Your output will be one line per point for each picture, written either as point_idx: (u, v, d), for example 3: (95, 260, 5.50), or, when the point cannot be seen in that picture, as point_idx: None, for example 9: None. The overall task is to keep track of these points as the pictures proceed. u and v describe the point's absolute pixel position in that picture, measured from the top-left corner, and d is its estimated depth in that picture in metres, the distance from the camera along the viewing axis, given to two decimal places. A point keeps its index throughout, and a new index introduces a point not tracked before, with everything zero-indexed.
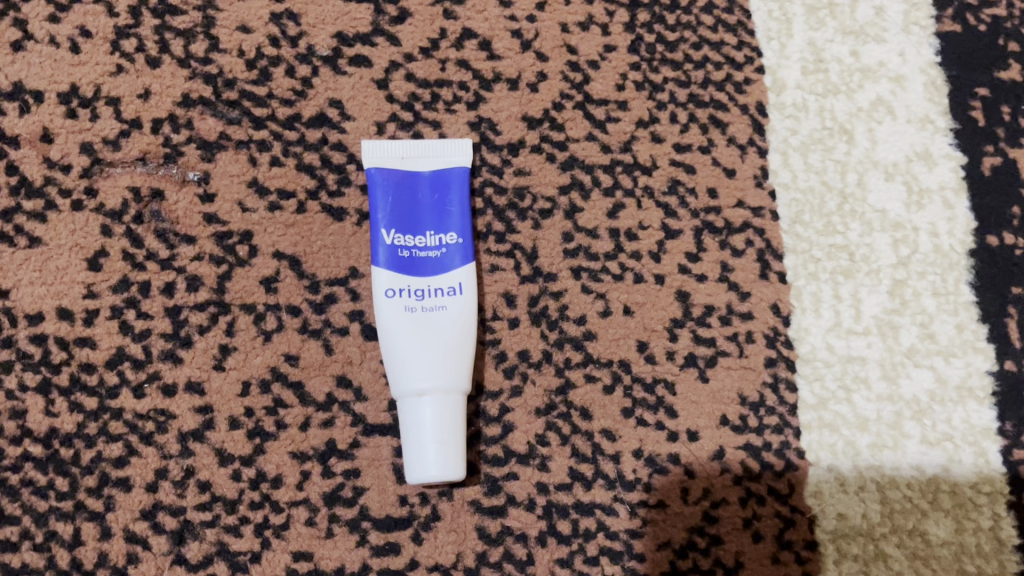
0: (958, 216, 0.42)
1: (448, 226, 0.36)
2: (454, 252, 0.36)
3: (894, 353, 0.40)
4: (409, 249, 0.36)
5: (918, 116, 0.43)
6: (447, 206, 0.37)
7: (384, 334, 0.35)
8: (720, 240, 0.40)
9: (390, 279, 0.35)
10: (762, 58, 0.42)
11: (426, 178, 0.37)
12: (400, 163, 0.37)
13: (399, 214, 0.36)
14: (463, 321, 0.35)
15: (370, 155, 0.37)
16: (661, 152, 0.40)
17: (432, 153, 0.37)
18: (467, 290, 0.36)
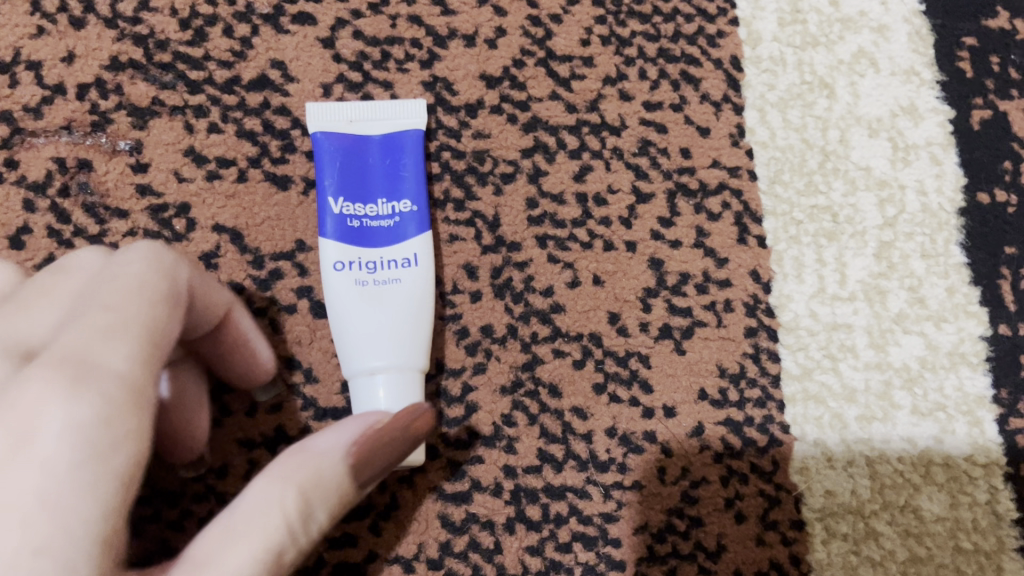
0: (946, 173, 0.40)
1: (401, 192, 0.33)
2: (407, 221, 0.33)
3: (882, 319, 0.38)
4: (358, 218, 0.33)
5: (903, 68, 0.41)
6: (400, 171, 0.34)
7: (332, 311, 0.32)
8: (695, 203, 0.38)
9: (338, 251, 0.32)
10: (736, 9, 0.40)
11: (377, 142, 0.34)
12: (348, 127, 0.34)
13: (347, 180, 0.33)
14: (419, 294, 0.33)
15: (314, 118, 0.34)
16: (631, 111, 0.38)
17: (383, 114, 0.34)
18: (422, 261, 0.33)
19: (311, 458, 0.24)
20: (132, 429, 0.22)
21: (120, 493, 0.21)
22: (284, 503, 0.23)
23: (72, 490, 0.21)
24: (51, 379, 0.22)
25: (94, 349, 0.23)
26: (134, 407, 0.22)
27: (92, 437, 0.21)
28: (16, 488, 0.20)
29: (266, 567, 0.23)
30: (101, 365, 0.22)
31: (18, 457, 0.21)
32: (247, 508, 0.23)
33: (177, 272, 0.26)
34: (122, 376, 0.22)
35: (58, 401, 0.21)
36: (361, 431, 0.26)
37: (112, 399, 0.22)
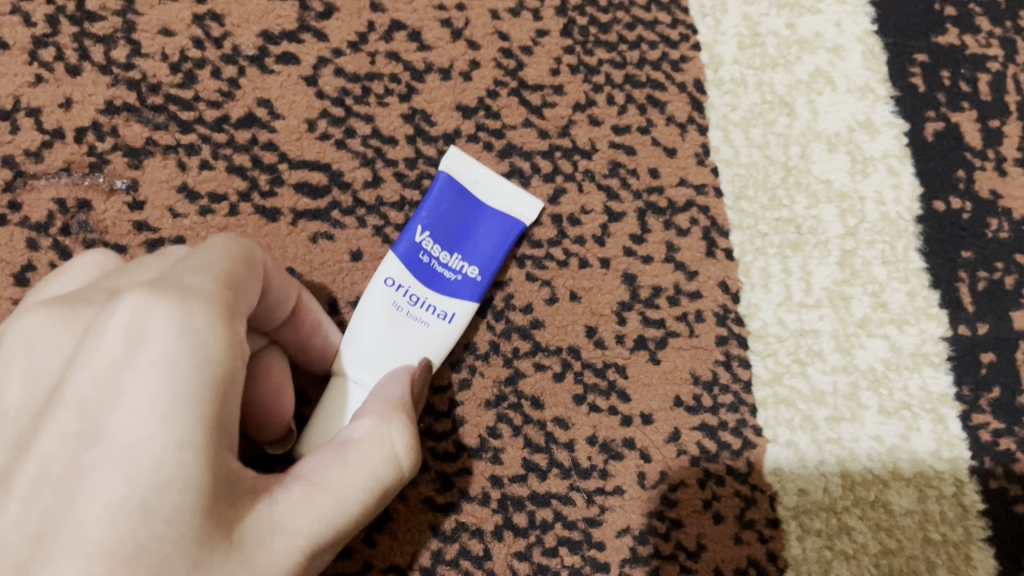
0: (903, 183, 0.42)
1: (475, 258, 0.35)
2: (464, 284, 0.35)
3: (847, 323, 0.40)
4: (430, 256, 0.35)
5: (858, 85, 0.43)
6: (488, 244, 0.35)
7: (360, 313, 0.34)
8: (664, 219, 0.40)
9: (397, 270, 0.34)
10: (698, 34, 0.42)
11: (491, 211, 0.36)
12: (471, 186, 0.36)
13: (441, 222, 0.35)
14: (438, 344, 0.34)
15: (457, 163, 0.36)
16: (601, 135, 0.40)
17: (515, 199, 0.36)
18: (456, 322, 0.35)
19: (395, 403, 0.30)
20: (230, 346, 0.25)
21: (227, 401, 0.25)
22: (395, 442, 0.28)
23: (192, 395, 0.24)
24: (156, 306, 0.25)
25: (193, 282, 0.26)
26: (231, 327, 0.26)
27: (201, 351, 0.25)
28: (140, 396, 0.24)
29: (382, 491, 0.27)
30: (202, 293, 0.26)
31: (138, 372, 0.24)
32: (359, 442, 0.27)
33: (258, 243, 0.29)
34: (221, 301, 0.26)
35: (167, 322, 0.25)
36: (407, 379, 0.32)
37: (210, 318, 0.25)
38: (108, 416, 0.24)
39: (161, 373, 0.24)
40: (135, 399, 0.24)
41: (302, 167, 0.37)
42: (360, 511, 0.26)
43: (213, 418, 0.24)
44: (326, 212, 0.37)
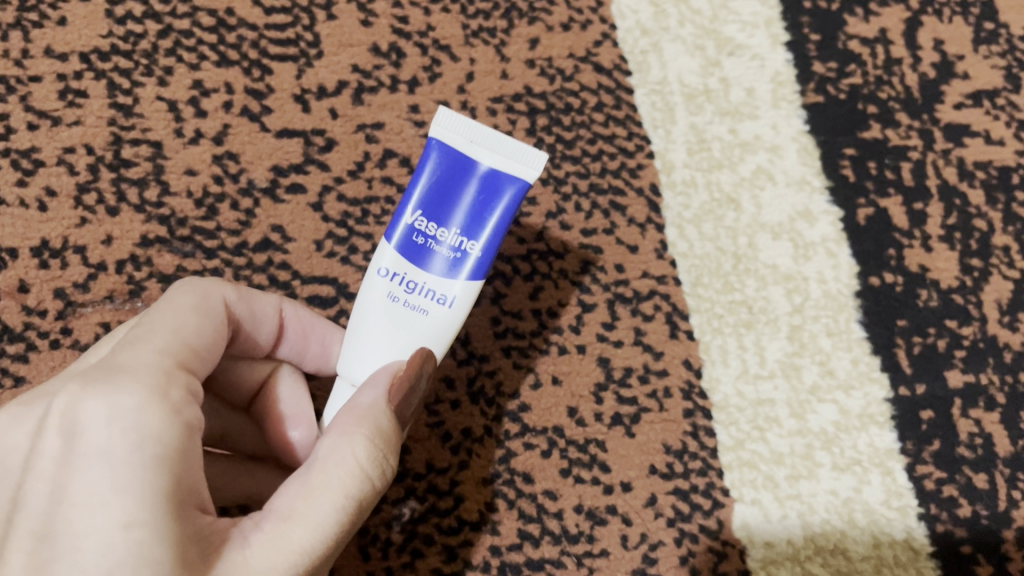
0: (842, 263, 0.47)
1: (477, 231, 0.31)
2: (463, 263, 0.31)
3: (799, 391, 0.45)
4: (424, 238, 0.32)
5: (796, 179, 0.48)
6: (488, 214, 0.31)
7: (360, 308, 0.33)
8: (631, 307, 0.45)
9: (390, 259, 0.32)
10: (651, 144, 0.48)
11: (487, 174, 0.31)
12: (466, 148, 0.32)
13: (433, 196, 0.32)
14: (440, 333, 0.32)
15: (440, 124, 0.32)
16: (571, 238, 0.46)
17: (512, 153, 0.31)
18: (459, 306, 0.32)
19: (364, 414, 0.31)
20: (168, 412, 0.28)
21: (173, 460, 0.28)
22: (358, 455, 0.30)
23: (134, 472, 0.27)
24: (90, 397, 0.28)
25: (125, 360, 0.29)
26: (163, 399, 0.28)
27: (136, 430, 0.27)
28: (87, 480, 0.27)
29: (350, 507, 0.30)
30: (135, 369, 0.29)
31: (82, 460, 0.27)
32: (323, 466, 0.30)
33: (204, 293, 0.33)
34: (153, 372, 0.29)
35: (102, 408, 0.28)
36: (389, 382, 0.32)
37: (145, 391, 0.28)
38: (64, 510, 0.27)
39: (103, 455, 0.27)
40: (86, 490, 0.26)
41: (312, 282, 0.43)
42: (333, 531, 0.29)
43: (162, 480, 0.27)
44: (335, 319, 0.43)
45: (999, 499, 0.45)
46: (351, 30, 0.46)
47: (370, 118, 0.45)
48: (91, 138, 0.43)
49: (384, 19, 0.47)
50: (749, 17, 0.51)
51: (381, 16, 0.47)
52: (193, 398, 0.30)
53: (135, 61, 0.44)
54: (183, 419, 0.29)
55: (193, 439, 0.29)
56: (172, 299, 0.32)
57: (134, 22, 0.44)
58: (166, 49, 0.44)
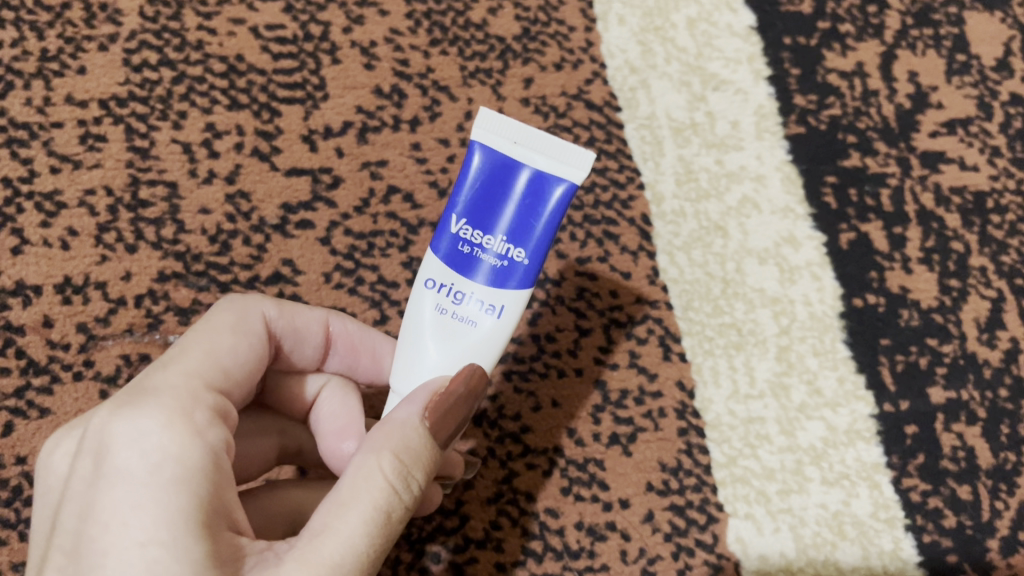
0: (826, 286, 0.50)
1: (523, 237, 0.31)
2: (510, 272, 0.31)
3: (788, 409, 0.47)
4: (470, 246, 0.32)
5: (780, 207, 0.51)
6: (534, 220, 0.31)
7: (411, 319, 0.33)
8: (626, 331, 0.48)
9: (438, 270, 0.32)
10: (641, 176, 0.50)
11: (532, 177, 0.31)
12: (510, 150, 0.31)
13: (477, 203, 0.32)
14: (488, 344, 0.32)
15: (484, 127, 0.32)
16: (567, 266, 0.48)
17: (557, 155, 0.31)
18: (507, 316, 0.32)
19: (395, 432, 0.31)
20: (193, 428, 0.30)
21: (198, 473, 0.29)
22: (383, 468, 0.30)
23: (153, 486, 0.28)
24: (118, 419, 0.29)
25: (154, 382, 0.31)
26: (186, 418, 0.30)
27: (157, 448, 0.29)
28: (114, 493, 0.28)
29: (379, 522, 0.29)
30: (163, 390, 0.30)
31: (108, 477, 0.28)
32: (352, 483, 0.29)
33: (240, 313, 0.35)
34: (180, 394, 0.30)
35: (127, 426, 0.29)
36: (427, 400, 0.32)
37: (170, 410, 0.30)
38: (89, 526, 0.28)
39: (129, 470, 0.28)
40: (109, 505, 0.28)
41: None
42: (363, 545, 0.28)
43: (186, 489, 0.28)
44: None
45: (983, 509, 0.47)
46: (354, 73, 0.49)
47: (374, 156, 0.48)
48: (111, 180, 0.45)
49: (386, 63, 0.49)
50: (732, 54, 0.53)
51: (383, 59, 0.49)
52: (222, 419, 0.31)
53: (151, 106, 0.46)
54: (210, 434, 0.30)
55: (221, 457, 0.30)
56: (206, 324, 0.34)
57: (149, 69, 0.47)
58: (180, 94, 0.47)
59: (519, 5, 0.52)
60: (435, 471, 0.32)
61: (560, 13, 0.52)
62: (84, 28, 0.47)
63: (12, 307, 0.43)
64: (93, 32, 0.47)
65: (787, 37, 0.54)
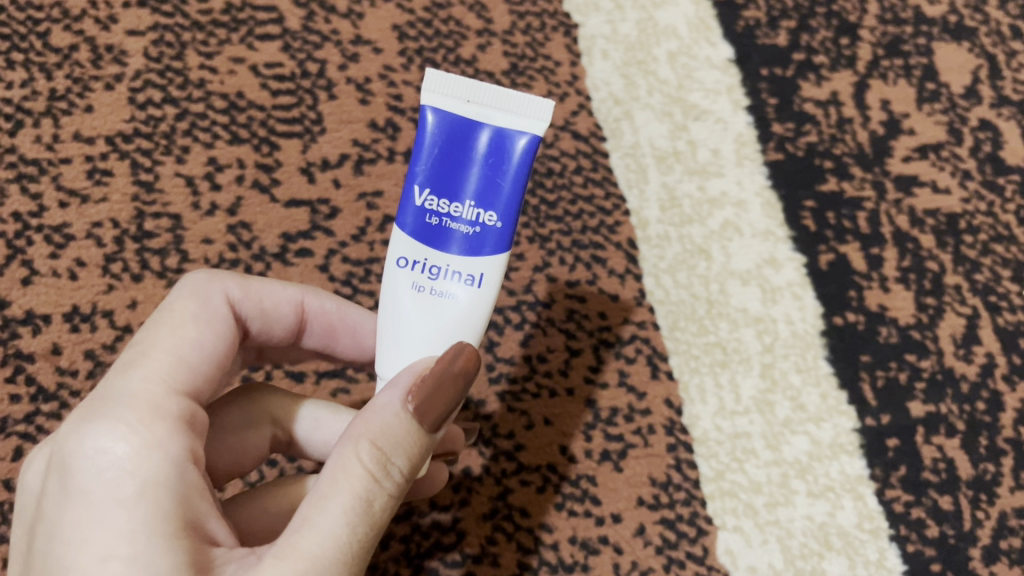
0: (807, 305, 0.52)
1: (492, 199, 0.32)
2: (483, 236, 0.32)
3: (773, 424, 0.49)
4: (438, 215, 0.32)
5: (761, 230, 0.53)
6: (500, 178, 0.32)
7: (386, 301, 0.33)
8: (614, 351, 0.49)
9: (407, 248, 0.33)
10: (627, 202, 0.52)
11: (492, 136, 0.32)
12: (463, 110, 0.32)
13: (439, 171, 0.32)
14: (470, 315, 0.33)
15: (434, 91, 0.33)
16: (557, 289, 0.50)
17: (513, 106, 0.32)
18: (487, 283, 0.33)
19: (375, 419, 0.31)
20: (152, 438, 0.30)
21: (162, 484, 0.29)
22: (362, 458, 0.30)
23: (116, 503, 0.28)
24: (78, 435, 0.30)
25: (114, 389, 0.31)
26: (146, 428, 0.30)
27: (118, 462, 0.29)
28: (77, 512, 0.28)
29: (358, 511, 0.29)
30: (125, 397, 0.31)
31: (71, 495, 0.29)
32: (332, 475, 0.30)
33: (204, 301, 0.35)
34: (138, 403, 0.31)
35: (88, 442, 0.29)
36: (409, 384, 0.31)
37: (132, 420, 0.30)
38: (56, 544, 0.28)
39: (95, 489, 0.29)
40: (75, 524, 0.28)
41: None
42: (344, 536, 0.29)
43: (151, 504, 0.28)
44: (342, 370, 0.47)
45: (965, 519, 0.49)
46: (350, 108, 0.51)
47: (370, 187, 0.50)
48: (117, 213, 0.47)
49: (380, 98, 0.51)
50: (711, 85, 0.56)
51: (378, 94, 0.52)
52: (187, 419, 0.32)
53: (155, 142, 0.48)
54: (174, 443, 0.30)
55: (188, 465, 0.30)
56: (170, 312, 0.34)
57: (154, 107, 0.49)
58: (183, 130, 0.49)
59: (507, 42, 0.54)
60: (423, 454, 0.32)
61: (547, 49, 0.55)
62: (91, 69, 0.49)
63: (22, 335, 0.44)
64: (99, 72, 0.49)
65: (763, 69, 0.56)
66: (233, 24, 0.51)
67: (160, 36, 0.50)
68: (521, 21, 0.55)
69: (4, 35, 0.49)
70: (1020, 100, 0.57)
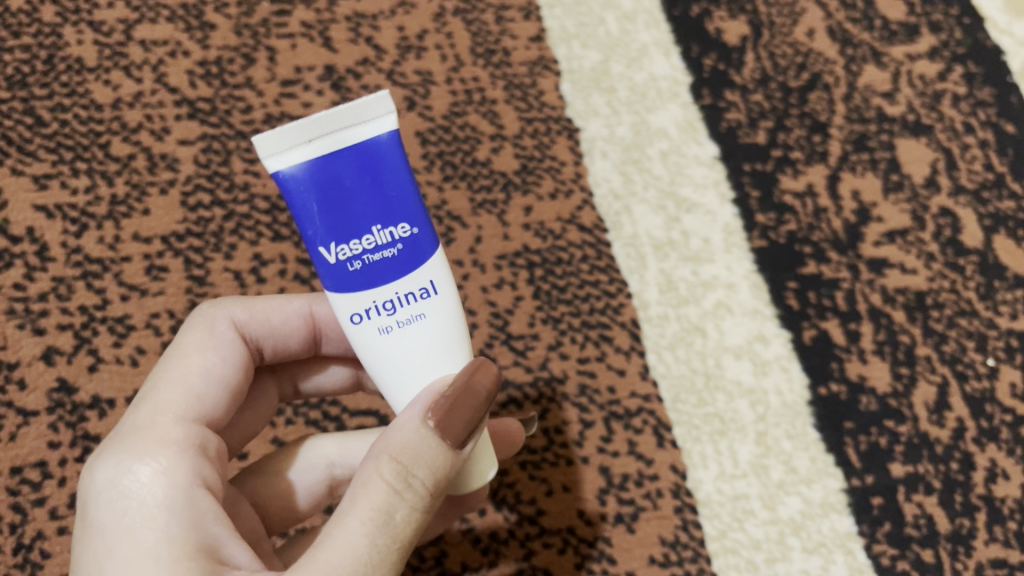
0: (794, 376, 0.57)
1: (399, 216, 0.33)
2: (408, 249, 0.33)
3: (769, 486, 0.54)
4: (358, 258, 0.33)
5: (751, 309, 0.58)
6: (393, 191, 0.33)
7: (365, 357, 0.34)
8: (623, 422, 0.55)
9: (352, 303, 0.33)
10: (628, 286, 0.58)
11: (364, 156, 0.32)
12: (312, 147, 0.32)
13: (336, 217, 0.32)
14: (442, 323, 0.34)
15: (273, 152, 0.32)
16: (569, 365, 0.56)
17: (365, 117, 0.32)
18: (438, 287, 0.34)
19: (397, 437, 0.33)
20: (163, 464, 0.34)
21: (168, 502, 0.33)
22: (383, 474, 0.32)
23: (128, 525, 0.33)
24: (97, 468, 0.35)
25: (130, 423, 0.36)
26: (155, 457, 0.34)
27: (130, 488, 0.33)
28: (97, 534, 0.33)
29: (379, 523, 0.32)
30: (141, 426, 0.36)
31: (92, 519, 0.33)
32: (356, 492, 0.32)
33: (211, 331, 0.40)
34: (148, 434, 0.35)
35: (105, 472, 0.34)
36: (431, 401, 0.33)
37: (143, 450, 0.35)
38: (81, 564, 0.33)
39: (110, 513, 0.33)
40: (95, 544, 0.33)
41: (359, 414, 0.53)
42: (363, 547, 0.31)
43: (155, 522, 0.32)
44: None
45: (945, 570, 0.54)
46: None
47: None
48: (173, 305, 0.52)
49: None
50: (700, 180, 0.62)
51: None
52: (196, 446, 0.36)
53: (205, 240, 0.54)
54: (181, 468, 0.34)
55: (196, 487, 0.34)
56: (177, 348, 0.39)
57: (204, 208, 0.54)
58: (230, 229, 0.54)
59: (517, 145, 0.61)
60: (452, 465, 0.33)
61: (552, 150, 0.61)
62: (147, 175, 0.55)
63: (90, 418, 0.49)
64: (155, 178, 0.55)
65: (746, 163, 0.62)
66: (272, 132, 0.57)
67: (208, 144, 0.56)
68: (528, 125, 0.61)
69: (69, 146, 0.55)
70: (975, 188, 0.63)
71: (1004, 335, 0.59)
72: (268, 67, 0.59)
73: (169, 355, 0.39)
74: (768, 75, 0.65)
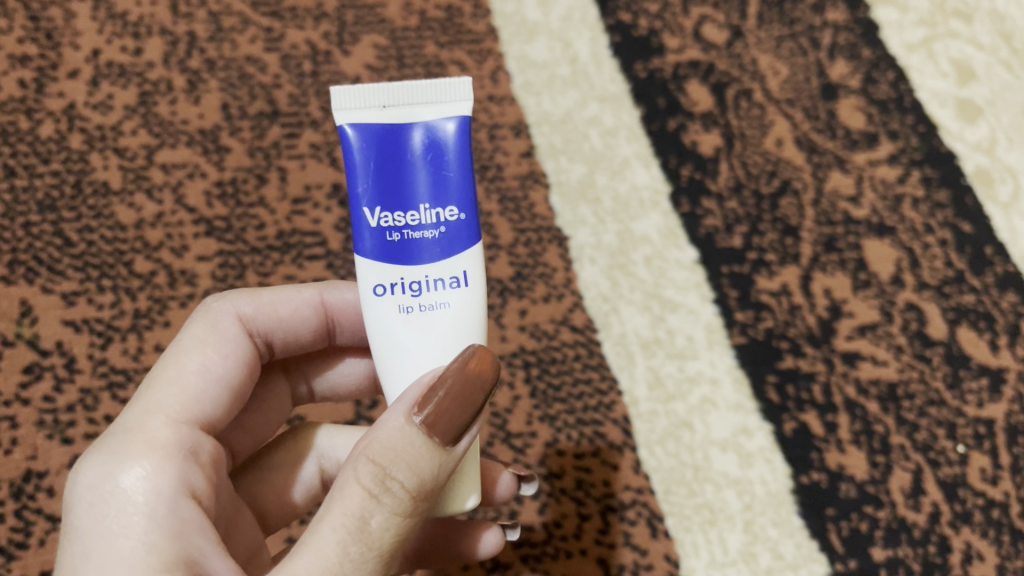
0: (777, 467, 0.61)
1: (447, 199, 0.38)
2: (450, 232, 0.38)
3: (757, 573, 0.58)
4: (399, 230, 0.38)
5: (734, 403, 0.62)
6: (445, 174, 0.38)
7: (382, 330, 0.39)
8: (619, 514, 0.60)
9: (385, 272, 0.38)
10: (620, 383, 0.62)
11: (423, 135, 0.38)
12: (382, 114, 0.38)
13: (388, 186, 0.38)
14: (464, 312, 0.39)
15: (346, 109, 0.38)
16: (567, 462, 0.61)
17: (432, 100, 0.38)
18: (471, 278, 0.39)
19: (383, 436, 0.36)
20: (151, 468, 0.38)
21: (150, 501, 0.37)
22: (360, 478, 0.35)
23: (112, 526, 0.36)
24: (87, 469, 0.38)
25: (123, 422, 0.40)
26: (142, 460, 0.38)
27: (118, 490, 0.37)
28: (81, 531, 0.37)
29: (355, 527, 0.35)
30: (134, 425, 0.40)
31: (79, 515, 0.37)
32: (341, 491, 0.36)
33: (217, 327, 0.45)
34: (138, 439, 0.39)
35: (96, 474, 0.38)
36: (419, 398, 0.36)
37: (134, 452, 0.39)
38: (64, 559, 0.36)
39: (98, 510, 0.37)
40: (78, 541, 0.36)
41: None
42: (336, 548, 0.34)
43: (139, 522, 0.36)
44: None
45: None
46: None
47: None
48: None
49: None
50: (682, 282, 0.66)
51: None
52: (184, 449, 0.40)
53: None
54: (167, 473, 0.38)
55: (178, 490, 0.38)
56: (180, 346, 0.44)
57: None
58: None
59: (511, 253, 0.66)
60: (440, 467, 0.36)
61: (544, 257, 0.66)
62: (168, 290, 0.59)
63: None
64: (175, 293, 0.59)
65: (724, 266, 0.67)
66: (284, 248, 0.61)
67: (225, 260, 0.61)
68: (521, 236, 0.66)
69: (95, 265, 0.59)
70: (938, 284, 0.67)
71: (972, 423, 0.63)
72: (280, 185, 0.63)
73: (168, 355, 0.44)
74: (741, 183, 0.70)
